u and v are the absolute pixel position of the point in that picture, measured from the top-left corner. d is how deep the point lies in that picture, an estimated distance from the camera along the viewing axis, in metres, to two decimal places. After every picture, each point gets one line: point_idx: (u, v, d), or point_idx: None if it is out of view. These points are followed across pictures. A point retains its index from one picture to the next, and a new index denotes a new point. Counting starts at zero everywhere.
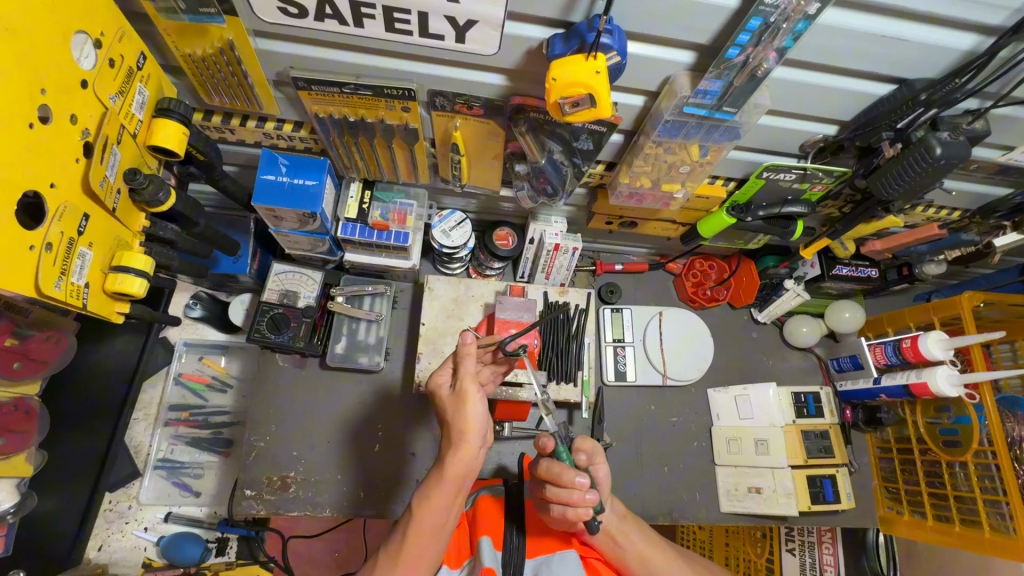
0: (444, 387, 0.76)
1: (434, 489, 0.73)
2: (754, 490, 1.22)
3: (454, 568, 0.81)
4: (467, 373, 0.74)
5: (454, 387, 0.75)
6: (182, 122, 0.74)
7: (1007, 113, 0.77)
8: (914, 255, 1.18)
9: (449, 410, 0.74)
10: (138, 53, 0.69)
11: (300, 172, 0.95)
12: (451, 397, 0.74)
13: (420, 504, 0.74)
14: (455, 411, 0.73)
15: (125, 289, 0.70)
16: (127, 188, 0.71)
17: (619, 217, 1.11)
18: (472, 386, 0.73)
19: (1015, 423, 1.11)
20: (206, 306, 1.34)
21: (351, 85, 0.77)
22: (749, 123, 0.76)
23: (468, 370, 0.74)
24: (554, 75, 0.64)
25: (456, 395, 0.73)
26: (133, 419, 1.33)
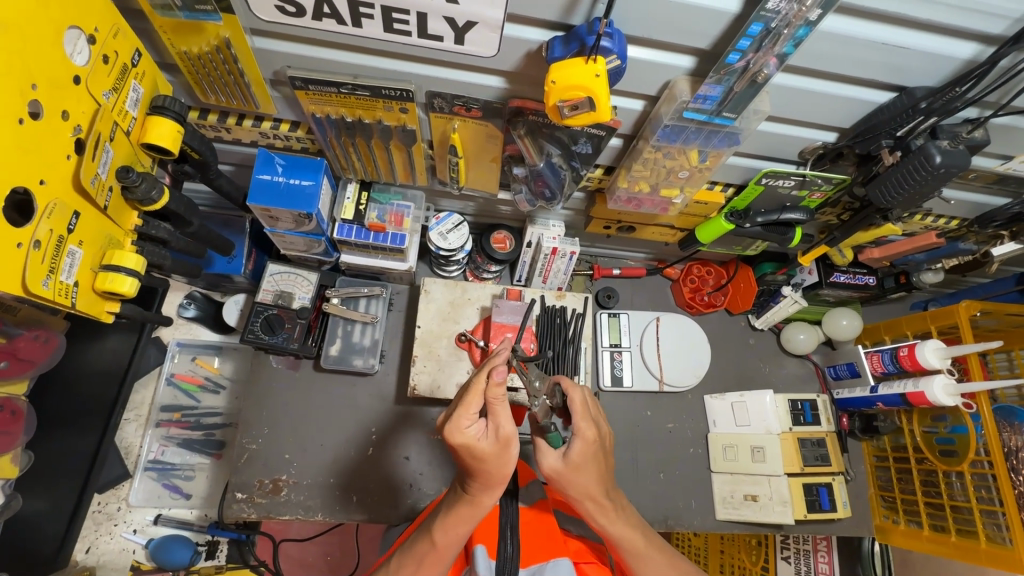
0: (480, 437, 0.68)
1: (460, 525, 0.72)
2: (750, 498, 1.21)
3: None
4: (507, 418, 0.69)
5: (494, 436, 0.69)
6: (177, 120, 0.73)
7: (1007, 122, 0.77)
8: (911, 264, 1.19)
9: (492, 460, 0.69)
10: (133, 49, 0.68)
11: (296, 172, 0.94)
12: (494, 447, 0.68)
13: (446, 539, 0.73)
14: (502, 462, 0.69)
15: (115, 289, 0.68)
16: (119, 186, 0.70)
17: (617, 222, 1.11)
18: (513, 431, 0.69)
19: (1012, 432, 1.12)
20: (200, 306, 1.33)
21: (348, 85, 0.76)
22: (749, 130, 0.76)
23: (504, 413, 0.70)
24: (553, 78, 0.64)
25: (500, 444, 0.68)
26: (123, 419, 1.32)
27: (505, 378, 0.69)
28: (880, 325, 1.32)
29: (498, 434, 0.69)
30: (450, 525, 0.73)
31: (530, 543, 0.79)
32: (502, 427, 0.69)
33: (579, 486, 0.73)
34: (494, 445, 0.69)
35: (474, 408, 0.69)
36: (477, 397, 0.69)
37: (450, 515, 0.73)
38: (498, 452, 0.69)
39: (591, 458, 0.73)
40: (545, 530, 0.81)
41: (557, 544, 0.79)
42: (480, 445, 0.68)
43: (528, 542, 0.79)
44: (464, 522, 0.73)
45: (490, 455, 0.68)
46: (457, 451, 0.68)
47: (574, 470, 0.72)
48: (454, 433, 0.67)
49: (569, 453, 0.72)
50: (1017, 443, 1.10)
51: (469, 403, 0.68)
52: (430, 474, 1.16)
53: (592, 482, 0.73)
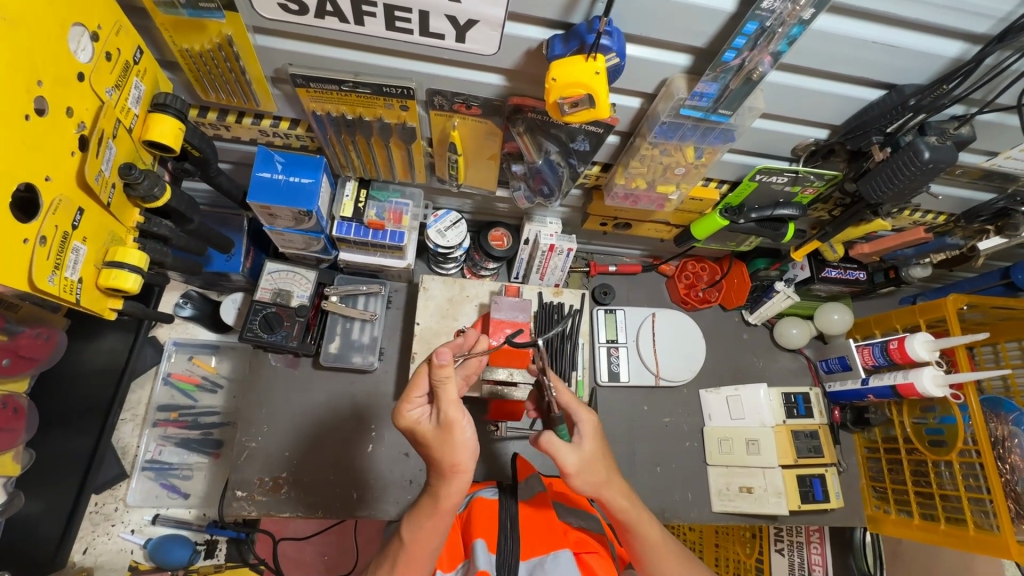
0: (422, 420, 0.72)
1: (426, 521, 0.73)
2: (746, 490, 1.23)
3: (449, 571, 0.79)
4: (447, 404, 0.69)
5: (438, 419, 0.70)
6: (178, 117, 0.74)
7: (992, 119, 0.79)
8: (901, 259, 1.22)
9: (434, 444, 0.70)
10: (135, 47, 0.69)
11: (296, 170, 0.94)
12: (435, 432, 0.70)
13: (413, 536, 0.73)
14: (444, 449, 0.69)
15: (119, 285, 0.68)
16: (122, 182, 0.70)
17: (613, 218, 1.12)
18: (455, 416, 0.69)
19: (998, 422, 1.16)
20: (196, 305, 1.33)
21: (349, 82, 0.77)
22: (744, 127, 0.77)
23: (448, 398, 0.69)
24: (554, 76, 0.65)
25: (439, 430, 0.69)
26: (120, 419, 1.31)
27: (448, 361, 0.67)
28: (870, 319, 1.35)
29: (439, 419, 0.69)
30: (417, 521, 0.74)
31: (530, 535, 0.79)
32: (444, 412, 0.69)
33: (594, 479, 0.76)
34: (436, 429, 0.70)
35: (420, 393, 0.72)
36: (421, 382, 0.72)
37: (417, 510, 0.75)
38: (439, 437, 0.70)
39: (601, 446, 0.78)
40: (544, 522, 0.81)
41: (556, 536, 0.79)
42: (422, 428, 0.71)
43: (528, 535, 0.79)
44: (430, 518, 0.73)
45: (433, 441, 0.70)
46: (404, 434, 0.72)
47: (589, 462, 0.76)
48: (399, 418, 0.72)
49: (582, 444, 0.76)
50: (1004, 432, 1.15)
51: (413, 387, 0.71)
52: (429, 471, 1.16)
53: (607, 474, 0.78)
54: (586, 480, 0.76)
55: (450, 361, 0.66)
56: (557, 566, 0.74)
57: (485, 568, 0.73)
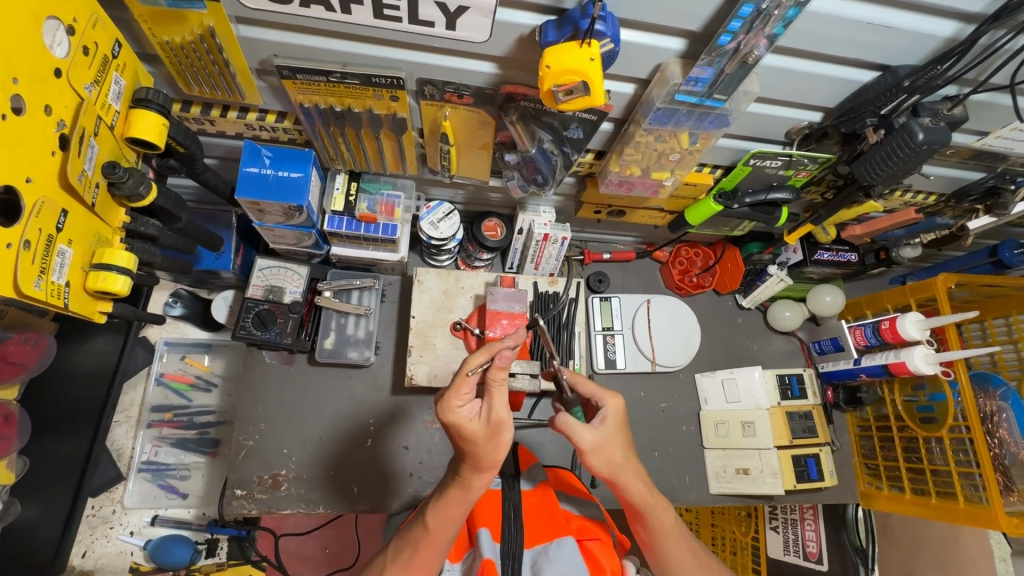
0: (472, 418, 0.69)
1: (454, 509, 0.73)
2: (742, 471, 1.25)
3: (457, 561, 0.80)
4: (501, 403, 0.70)
5: (487, 419, 0.69)
6: (161, 112, 0.72)
7: (984, 99, 0.79)
8: (891, 241, 1.22)
9: (483, 443, 0.69)
10: (113, 40, 0.66)
11: (284, 164, 0.92)
12: (484, 429, 0.69)
13: (439, 523, 0.73)
14: (490, 447, 0.69)
15: (107, 288, 0.67)
16: (106, 182, 0.68)
17: (607, 206, 1.12)
18: (506, 417, 0.69)
19: (986, 398, 1.19)
20: (187, 304, 1.30)
21: (337, 73, 0.75)
22: (739, 111, 0.77)
23: (502, 397, 0.71)
24: (548, 63, 0.63)
25: (491, 428, 0.69)
26: (113, 422, 1.29)
27: (508, 363, 0.70)
28: (861, 300, 1.37)
29: (490, 418, 0.69)
30: (443, 509, 0.74)
31: (533, 524, 0.79)
32: (498, 411, 0.69)
33: (610, 461, 0.76)
34: (485, 428, 0.69)
35: (468, 389, 0.70)
36: (466, 380, 0.70)
37: (443, 500, 0.74)
38: (489, 434, 0.69)
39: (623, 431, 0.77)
40: (547, 513, 0.81)
41: (559, 525, 0.78)
42: (471, 426, 0.69)
43: (531, 523, 0.79)
44: (458, 505, 0.73)
45: (480, 438, 0.69)
46: (448, 430, 0.69)
47: (605, 446, 0.75)
48: (446, 414, 0.69)
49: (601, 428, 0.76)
50: (992, 408, 1.18)
51: (465, 384, 0.69)
52: (430, 463, 1.16)
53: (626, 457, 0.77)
54: (603, 461, 0.76)
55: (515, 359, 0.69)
56: (560, 553, 0.73)
57: (490, 556, 0.72)
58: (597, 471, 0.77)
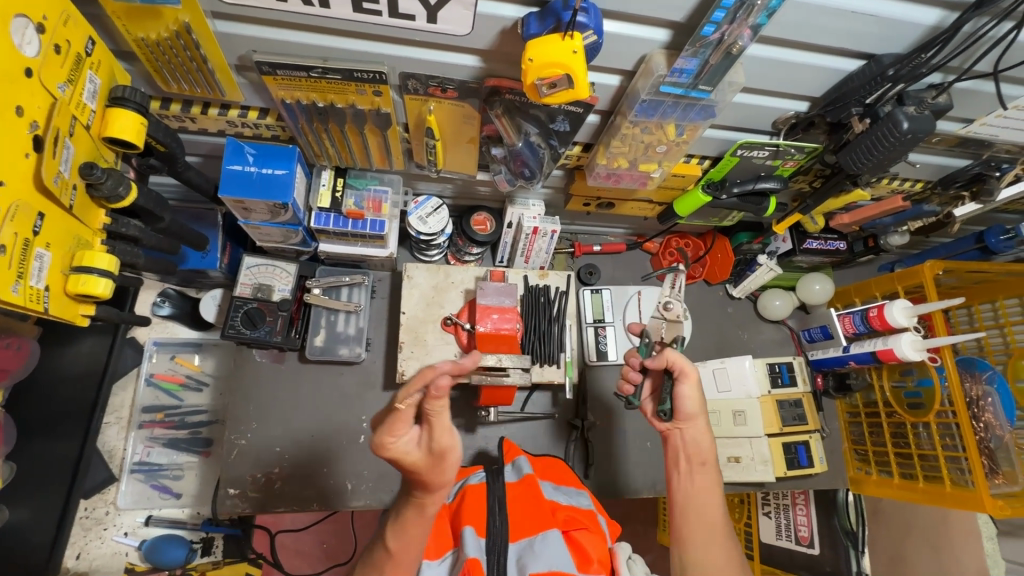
0: (411, 449, 0.66)
1: (414, 527, 0.74)
2: (733, 459, 1.26)
3: (437, 559, 0.80)
4: (442, 430, 0.66)
5: (429, 447, 0.67)
6: (139, 111, 0.70)
7: (968, 87, 0.80)
8: (879, 228, 1.23)
9: (427, 470, 0.68)
10: (87, 38, 0.65)
11: (268, 161, 0.91)
12: (427, 458, 0.67)
13: (401, 542, 0.74)
14: (436, 470, 0.68)
15: (89, 291, 0.66)
16: (83, 183, 0.67)
17: (596, 199, 1.11)
18: (448, 444, 0.67)
19: (972, 382, 1.21)
20: (176, 303, 1.28)
21: (318, 68, 0.73)
22: (725, 102, 0.76)
23: (443, 425, 0.66)
24: (530, 56, 0.63)
25: (434, 456, 0.67)
26: (103, 423, 1.28)
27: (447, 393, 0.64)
28: (850, 288, 1.38)
29: (432, 447, 0.67)
30: (402, 529, 0.74)
31: (518, 518, 0.79)
32: (439, 441, 0.66)
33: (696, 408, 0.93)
34: (427, 456, 0.67)
35: (403, 424, 0.64)
36: (402, 418, 0.64)
37: (401, 519, 0.74)
38: (432, 462, 0.67)
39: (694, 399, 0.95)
40: (532, 503, 0.82)
41: (545, 516, 0.79)
42: (410, 457, 0.66)
43: (517, 517, 0.80)
44: (417, 524, 0.74)
45: (424, 466, 0.68)
46: (387, 461, 0.66)
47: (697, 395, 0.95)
48: (383, 450, 0.65)
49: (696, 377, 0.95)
50: (977, 391, 1.19)
51: (397, 424, 0.63)
52: None
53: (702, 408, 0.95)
54: (692, 397, 0.93)
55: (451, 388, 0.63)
56: (545, 547, 0.73)
57: (474, 554, 0.73)
58: (684, 408, 0.93)
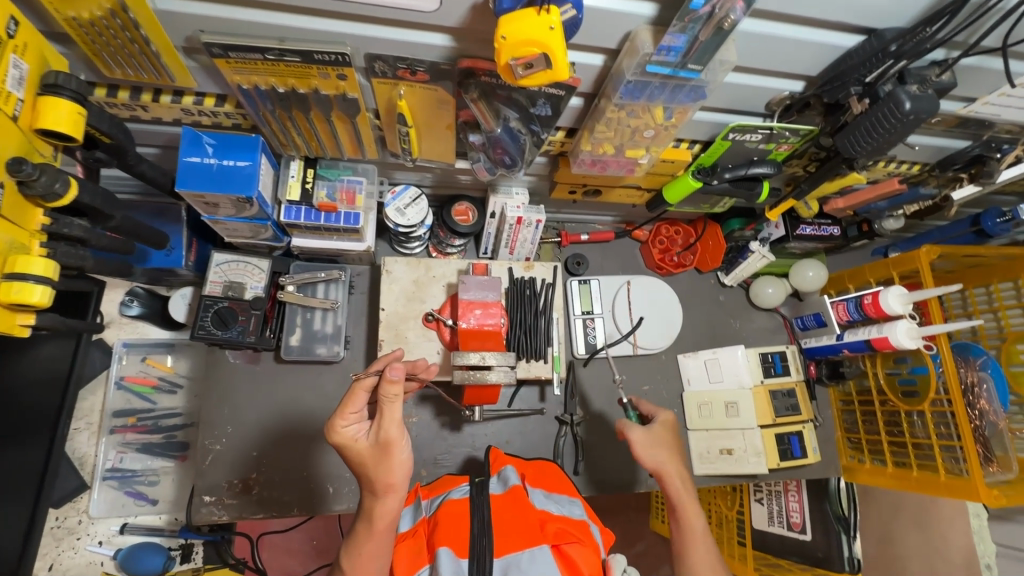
0: (359, 436, 0.75)
1: (365, 546, 0.76)
2: (726, 451, 1.23)
3: None
4: (390, 420, 0.74)
5: (375, 437, 0.75)
6: (76, 100, 0.64)
7: (973, 64, 0.75)
8: (874, 212, 1.20)
9: (372, 462, 0.74)
10: (8, 18, 0.58)
11: (230, 152, 0.85)
12: (374, 448, 0.74)
13: (354, 565, 0.76)
14: (381, 466, 0.74)
15: (23, 300, 0.62)
16: (14, 181, 0.61)
17: (582, 186, 1.06)
18: (394, 435, 0.74)
19: (966, 368, 1.18)
20: (144, 302, 1.24)
21: (274, 50, 0.67)
22: (716, 82, 0.71)
23: (391, 417, 0.74)
24: (503, 33, 0.57)
25: (378, 447, 0.74)
26: (72, 430, 1.23)
27: (399, 380, 0.72)
28: (844, 274, 1.34)
29: (378, 437, 0.74)
30: (357, 547, 0.77)
31: (504, 532, 0.75)
32: (384, 431, 0.74)
33: (654, 456, 1.00)
34: (373, 447, 0.74)
35: (355, 410, 0.75)
36: (357, 400, 0.75)
37: (354, 539, 0.77)
38: (379, 453, 0.75)
39: (664, 441, 1.02)
40: (517, 517, 0.78)
41: (533, 532, 0.75)
42: (359, 445, 0.75)
43: (502, 530, 0.76)
44: (368, 542, 0.76)
45: (371, 457, 0.74)
46: (338, 450, 0.75)
47: (661, 442, 1.02)
48: (335, 434, 0.74)
49: (654, 430, 1.03)
50: (972, 378, 1.17)
51: (350, 406, 0.74)
52: None
53: (667, 454, 1.01)
54: (647, 450, 1.01)
55: (401, 380, 0.72)
56: (532, 565, 0.70)
57: None
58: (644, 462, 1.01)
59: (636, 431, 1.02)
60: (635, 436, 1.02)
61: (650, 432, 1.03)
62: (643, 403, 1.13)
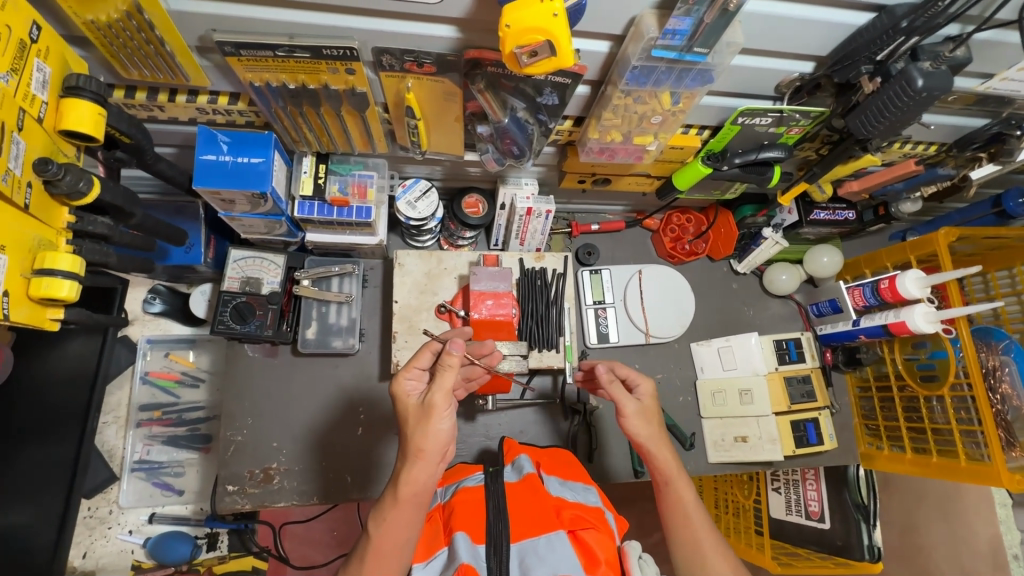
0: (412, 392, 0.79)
1: (391, 513, 0.73)
2: (740, 439, 1.23)
3: (424, 561, 0.76)
4: (439, 387, 0.75)
5: (423, 398, 0.77)
6: (96, 101, 0.67)
7: (989, 38, 0.74)
8: (890, 195, 1.17)
9: (411, 422, 0.76)
10: (30, 22, 0.61)
11: (244, 149, 0.87)
12: (417, 407, 0.76)
13: (381, 530, 0.73)
14: (417, 429, 0.75)
15: (52, 294, 0.65)
16: (40, 180, 0.64)
17: (591, 175, 1.06)
18: (438, 405, 0.74)
19: (988, 353, 1.15)
20: (167, 299, 1.28)
21: (284, 47, 0.68)
22: (723, 65, 0.70)
23: (440, 385, 0.75)
24: (506, 22, 0.57)
25: (421, 409, 0.75)
26: (101, 424, 1.28)
27: (457, 354, 0.74)
28: (860, 259, 1.32)
29: (424, 399, 0.76)
30: (382, 513, 0.74)
31: (520, 518, 0.76)
32: (432, 395, 0.75)
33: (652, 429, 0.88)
34: (418, 407, 0.76)
35: (420, 367, 0.81)
36: (423, 358, 0.81)
37: (381, 504, 0.75)
38: (420, 416, 0.76)
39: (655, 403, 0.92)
40: (532, 505, 0.79)
41: (548, 518, 0.76)
42: (409, 400, 0.78)
43: (518, 518, 0.77)
44: (394, 510, 0.73)
45: (412, 416, 0.76)
46: (391, 399, 0.79)
47: (651, 420, 0.88)
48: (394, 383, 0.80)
49: (644, 403, 0.89)
50: (994, 363, 1.14)
51: (415, 360, 0.80)
52: None
53: (659, 432, 0.88)
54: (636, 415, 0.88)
55: (460, 353, 0.75)
56: (550, 552, 0.71)
57: (468, 561, 0.70)
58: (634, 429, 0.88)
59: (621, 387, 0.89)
60: (627, 410, 0.88)
61: (643, 404, 0.89)
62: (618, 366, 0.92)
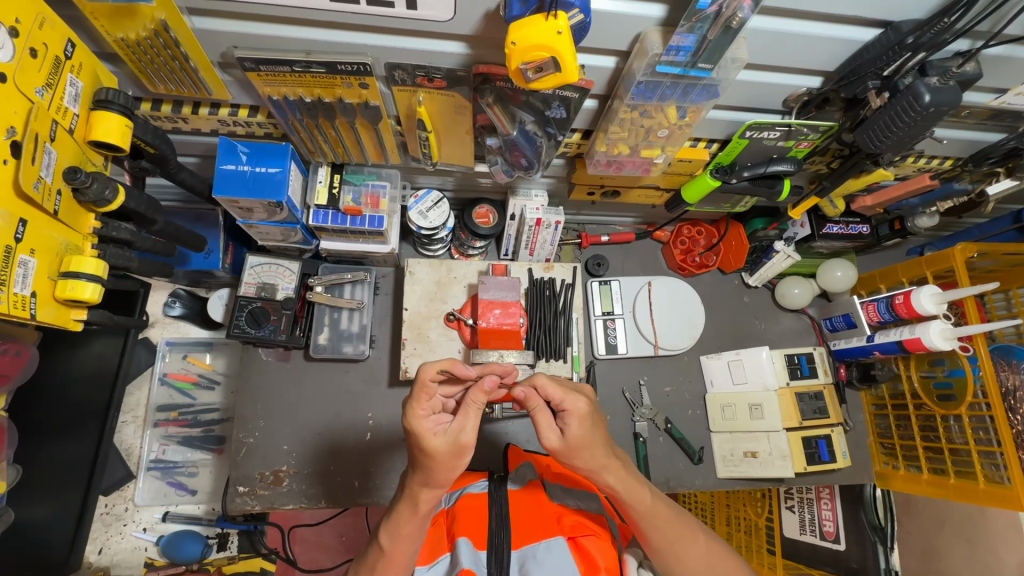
0: (433, 433, 0.68)
1: (405, 526, 0.73)
2: (750, 455, 1.21)
3: (427, 566, 0.78)
4: (471, 423, 0.69)
5: (452, 436, 0.68)
6: (124, 113, 0.71)
7: (1001, 53, 0.73)
8: (906, 210, 1.15)
9: (441, 460, 0.68)
10: (65, 40, 0.65)
11: (262, 159, 0.90)
12: (447, 447, 0.67)
13: (394, 541, 0.74)
14: (447, 465, 0.68)
15: (76, 295, 0.69)
16: (69, 188, 0.68)
17: (600, 187, 1.07)
18: (471, 441, 0.68)
19: (1010, 371, 1.11)
20: (186, 303, 1.31)
21: (301, 62, 0.71)
22: (728, 80, 0.71)
23: (473, 421, 0.69)
24: (513, 39, 0.59)
25: (455, 447, 0.67)
26: (121, 423, 1.32)
27: (492, 389, 0.70)
28: (875, 274, 1.31)
29: (456, 437, 0.68)
30: (394, 529, 0.74)
31: (523, 526, 0.77)
32: (463, 432, 0.68)
33: (586, 458, 0.73)
34: (448, 445, 0.68)
35: (429, 400, 0.70)
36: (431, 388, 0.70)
37: (395, 518, 0.74)
38: (450, 454, 0.68)
39: (589, 429, 0.72)
40: (535, 512, 0.79)
41: (549, 524, 0.77)
42: (434, 441, 0.68)
43: (519, 525, 0.77)
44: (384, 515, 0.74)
45: (441, 455, 0.67)
46: (409, 438, 0.68)
47: (582, 447, 0.72)
48: (412, 421, 0.68)
49: (568, 432, 0.72)
50: (1015, 382, 1.10)
51: (423, 391, 0.69)
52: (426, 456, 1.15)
53: (602, 455, 0.74)
54: (567, 443, 0.72)
55: (492, 390, 0.70)
56: (548, 555, 0.72)
57: (469, 567, 0.70)
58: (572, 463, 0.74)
59: (545, 410, 0.73)
60: (551, 443, 0.73)
61: (571, 439, 0.72)
62: (543, 384, 0.71)
